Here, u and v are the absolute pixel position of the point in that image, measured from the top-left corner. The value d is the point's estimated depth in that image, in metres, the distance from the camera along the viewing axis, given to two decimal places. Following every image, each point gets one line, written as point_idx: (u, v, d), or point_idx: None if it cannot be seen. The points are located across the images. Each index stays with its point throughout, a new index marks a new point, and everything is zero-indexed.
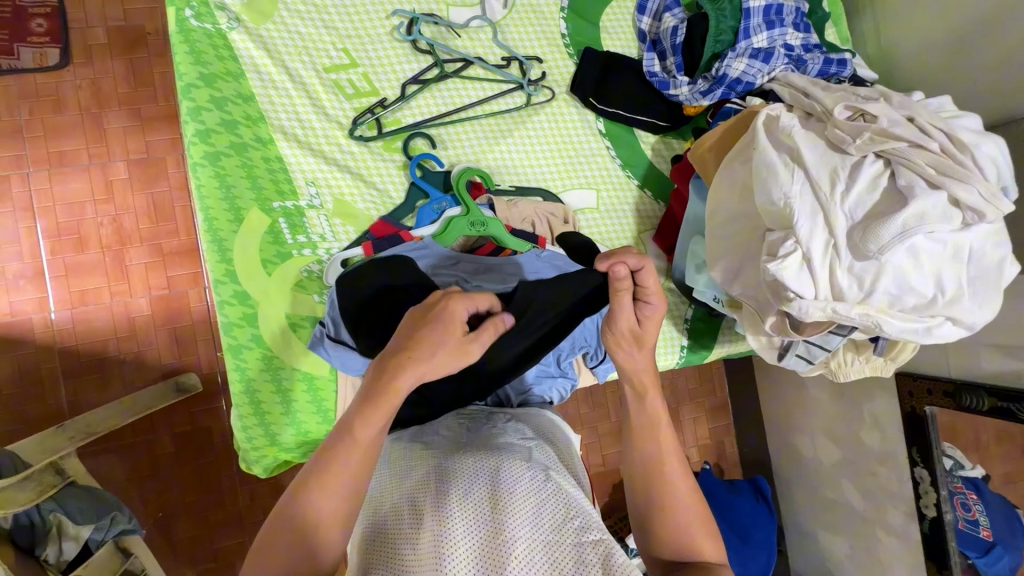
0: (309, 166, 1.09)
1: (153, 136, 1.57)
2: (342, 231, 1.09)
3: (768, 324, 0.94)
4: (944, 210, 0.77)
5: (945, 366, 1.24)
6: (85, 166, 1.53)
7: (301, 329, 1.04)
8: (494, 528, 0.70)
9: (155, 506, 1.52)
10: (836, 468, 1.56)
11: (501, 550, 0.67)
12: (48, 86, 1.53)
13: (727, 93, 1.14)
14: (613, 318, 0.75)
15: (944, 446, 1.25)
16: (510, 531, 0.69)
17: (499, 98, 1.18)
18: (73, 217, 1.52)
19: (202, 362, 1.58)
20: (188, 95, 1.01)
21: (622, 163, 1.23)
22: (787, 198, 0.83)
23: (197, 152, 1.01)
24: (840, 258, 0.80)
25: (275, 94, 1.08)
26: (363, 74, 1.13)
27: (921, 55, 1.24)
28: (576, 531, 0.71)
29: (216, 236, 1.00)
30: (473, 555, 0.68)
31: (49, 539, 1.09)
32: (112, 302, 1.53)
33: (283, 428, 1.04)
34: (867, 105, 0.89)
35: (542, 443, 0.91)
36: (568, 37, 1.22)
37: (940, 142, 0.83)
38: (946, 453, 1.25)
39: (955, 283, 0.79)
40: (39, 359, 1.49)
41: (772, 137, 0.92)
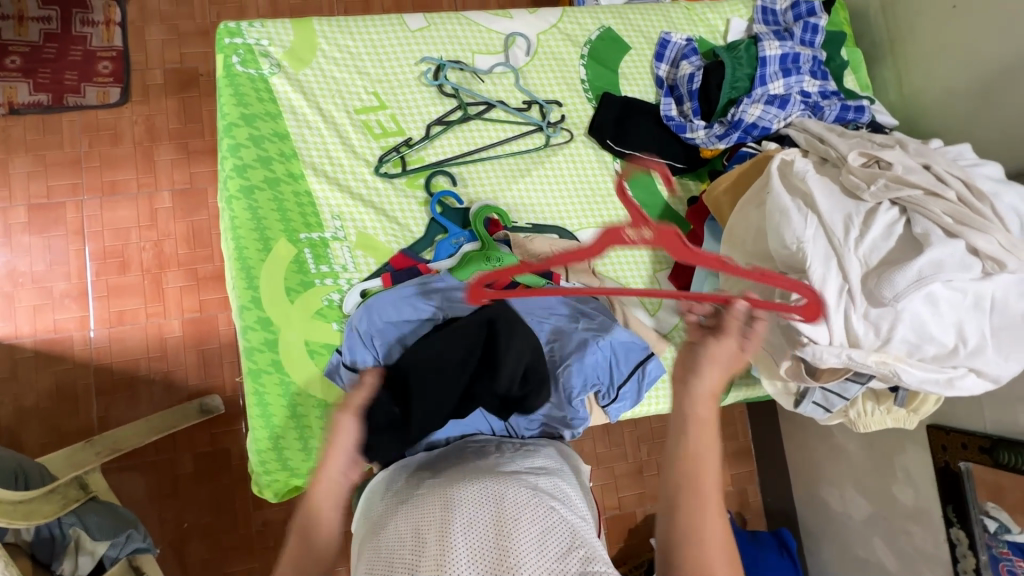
0: (335, 201, 1.14)
1: (197, 168, 1.68)
2: (363, 263, 1.13)
3: (783, 369, 0.91)
4: (962, 259, 0.76)
5: (981, 420, 1.19)
6: (134, 195, 1.64)
7: (319, 355, 1.08)
8: (496, 557, 0.70)
9: (171, 527, 1.55)
10: (867, 524, 1.48)
11: None
12: (108, 120, 1.66)
13: (744, 137, 1.16)
14: None
15: (987, 505, 1.15)
16: (513, 562, 0.70)
17: (518, 139, 1.22)
18: (119, 242, 1.62)
19: (226, 385, 1.63)
20: (230, 133, 1.09)
21: (638, 204, 1.25)
22: (800, 241, 0.83)
23: (233, 185, 1.08)
24: (855, 305, 0.79)
25: (308, 133, 1.15)
26: (391, 116, 1.19)
27: (940, 102, 1.24)
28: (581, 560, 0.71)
29: (245, 264, 1.06)
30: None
31: (66, 553, 1.10)
32: (147, 323, 1.60)
33: (297, 452, 1.06)
34: (881, 151, 0.89)
35: (549, 473, 0.90)
36: (588, 82, 1.27)
37: (957, 190, 0.82)
38: (991, 514, 1.14)
39: (978, 334, 0.77)
40: (76, 374, 1.56)
41: (787, 182, 0.92)
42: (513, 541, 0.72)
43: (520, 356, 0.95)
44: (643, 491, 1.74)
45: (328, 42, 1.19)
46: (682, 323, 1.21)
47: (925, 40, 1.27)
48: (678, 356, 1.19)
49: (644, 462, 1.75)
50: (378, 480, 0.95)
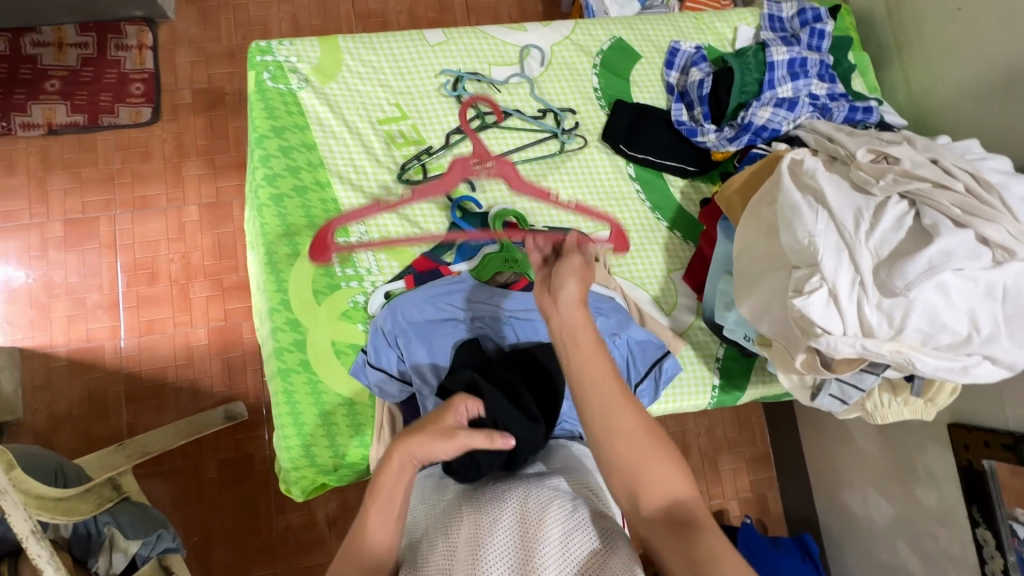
0: (359, 207, 1.19)
1: (223, 182, 1.76)
2: (387, 265, 1.17)
3: (797, 361, 0.92)
4: (972, 248, 0.78)
5: (1003, 417, 1.19)
6: (163, 210, 1.72)
7: (344, 355, 1.12)
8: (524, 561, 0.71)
9: (197, 531, 1.59)
10: (890, 528, 1.47)
11: None
12: (140, 139, 1.75)
13: (754, 140, 1.19)
14: None
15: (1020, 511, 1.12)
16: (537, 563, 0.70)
17: (534, 145, 1.27)
18: (149, 254, 1.69)
19: (250, 391, 1.68)
20: (261, 145, 1.16)
21: (652, 206, 1.28)
22: (811, 236, 0.85)
23: (264, 194, 1.14)
24: (868, 296, 0.81)
25: (334, 143, 1.21)
26: (412, 126, 1.25)
27: (947, 103, 1.27)
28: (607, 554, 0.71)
29: (275, 268, 1.12)
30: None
31: (102, 550, 1.16)
32: (174, 332, 1.67)
33: (322, 450, 1.09)
34: (890, 148, 0.92)
35: (574, 474, 0.90)
36: (600, 90, 1.32)
37: (965, 182, 0.84)
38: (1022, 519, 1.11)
39: (991, 322, 0.78)
40: (107, 382, 1.62)
41: (797, 180, 0.95)
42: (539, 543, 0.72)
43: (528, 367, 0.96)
44: None
45: (352, 58, 1.25)
46: (697, 322, 1.23)
47: (932, 42, 1.29)
48: (694, 354, 1.21)
49: None
50: None
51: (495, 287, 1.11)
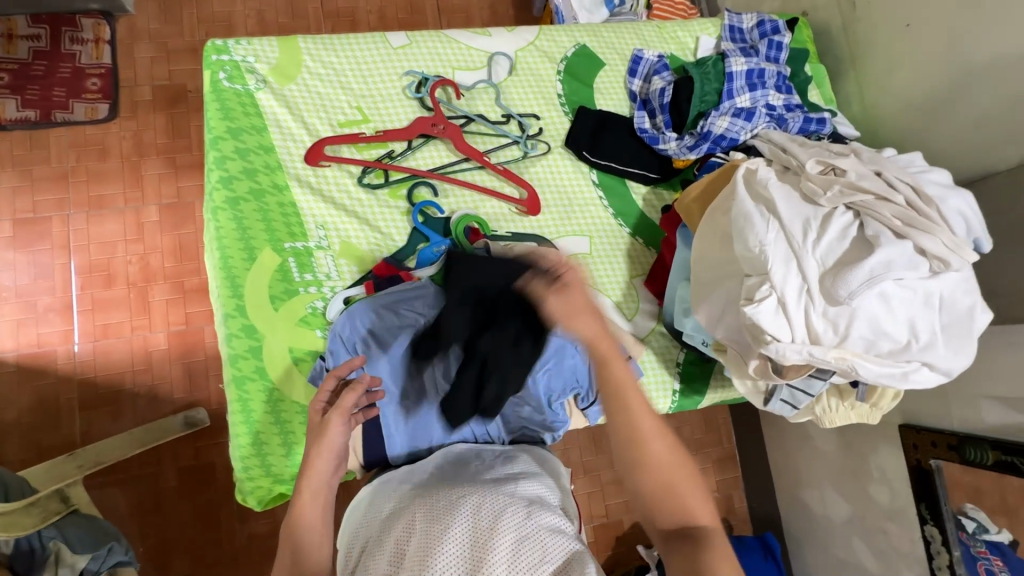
0: (319, 210, 1.17)
1: (184, 182, 1.70)
2: (347, 271, 1.15)
3: (751, 367, 0.95)
4: (910, 258, 0.81)
5: (948, 418, 1.24)
6: (121, 210, 1.66)
7: (302, 362, 1.10)
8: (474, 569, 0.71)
9: (154, 542, 1.54)
10: (846, 525, 1.52)
11: None
12: (97, 136, 1.68)
13: (713, 148, 1.21)
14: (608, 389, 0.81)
15: (968, 507, 1.17)
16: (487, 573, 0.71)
17: (498, 151, 1.27)
18: (104, 256, 1.63)
19: (211, 397, 1.63)
20: (216, 147, 1.13)
21: (615, 212, 1.29)
22: (762, 245, 0.87)
23: (219, 197, 1.11)
24: (814, 304, 0.83)
25: (293, 146, 1.19)
26: (374, 129, 1.23)
27: (896, 116, 1.31)
28: None
29: (230, 273, 1.08)
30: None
31: (46, 566, 1.10)
32: (132, 336, 1.61)
33: (280, 459, 1.07)
34: (837, 160, 0.94)
35: (530, 479, 0.91)
36: (564, 97, 1.32)
37: (906, 195, 0.87)
38: (970, 515, 1.16)
39: (928, 331, 0.81)
40: (59, 389, 1.56)
41: (751, 189, 0.97)
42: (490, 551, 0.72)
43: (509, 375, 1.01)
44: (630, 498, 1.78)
45: (312, 58, 1.23)
46: (658, 327, 1.25)
47: (882, 56, 1.34)
48: (655, 358, 1.22)
49: None
50: (363, 494, 0.95)
51: None
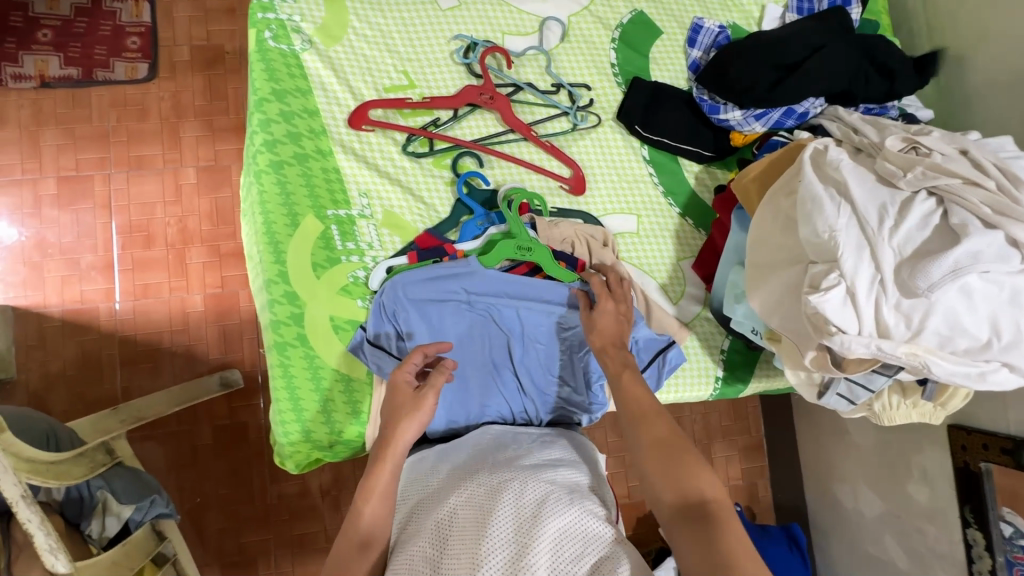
0: (362, 178, 1.15)
1: (221, 145, 1.70)
2: (389, 241, 1.14)
3: (807, 359, 0.90)
4: (1000, 250, 0.75)
5: (1004, 422, 1.17)
6: (160, 171, 1.67)
7: (343, 331, 1.10)
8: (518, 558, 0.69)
9: (190, 495, 1.59)
10: (879, 522, 1.48)
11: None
12: (136, 96, 1.68)
13: (781, 122, 1.14)
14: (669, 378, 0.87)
15: (1003, 510, 1.15)
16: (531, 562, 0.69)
17: (546, 122, 1.22)
18: (144, 216, 1.65)
19: (246, 359, 1.66)
20: (260, 108, 1.10)
21: (665, 191, 1.24)
22: (832, 231, 0.82)
23: (263, 160, 1.09)
24: (887, 295, 0.78)
25: (338, 110, 1.16)
26: (420, 94, 1.19)
27: (976, 96, 1.21)
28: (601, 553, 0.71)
29: (273, 238, 1.08)
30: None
31: (94, 514, 1.15)
32: (170, 297, 1.64)
33: (319, 426, 1.07)
34: (921, 137, 0.88)
35: (571, 466, 0.90)
36: (617, 66, 1.26)
37: (997, 180, 0.80)
38: (1004, 518, 1.15)
39: (1013, 328, 0.75)
40: (101, 344, 1.60)
41: (819, 170, 0.91)
42: (535, 540, 0.71)
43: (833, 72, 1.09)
44: None
45: (359, 19, 1.19)
46: (704, 312, 1.21)
47: (963, 32, 1.23)
48: (700, 346, 1.19)
49: None
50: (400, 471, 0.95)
51: (501, 275, 1.08)
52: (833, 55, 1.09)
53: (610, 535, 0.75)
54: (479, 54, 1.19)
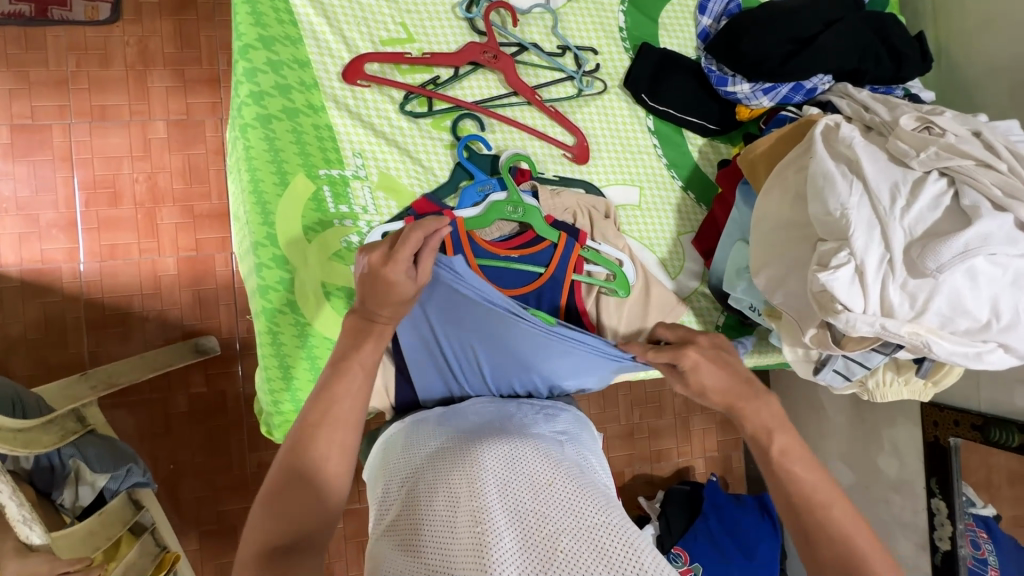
0: (357, 137, 1.09)
1: (194, 98, 1.58)
2: (384, 205, 1.09)
3: (807, 336, 0.92)
4: (1008, 233, 0.76)
5: (976, 399, 1.21)
6: (125, 123, 1.55)
7: (334, 298, 1.05)
8: (532, 517, 0.65)
9: (166, 463, 1.54)
10: (848, 492, 1.54)
11: (541, 543, 0.63)
12: (98, 40, 1.54)
13: (790, 97, 1.12)
14: (727, 373, 0.85)
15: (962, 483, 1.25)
16: (545, 528, 0.65)
17: (550, 86, 1.17)
18: (109, 171, 1.54)
19: (223, 326, 1.59)
20: (245, 55, 1.02)
21: (668, 163, 1.22)
22: (844, 208, 0.81)
23: (249, 113, 1.02)
24: (894, 275, 0.79)
25: (330, 61, 1.08)
26: (419, 50, 1.12)
27: (978, 79, 1.21)
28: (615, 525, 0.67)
29: (260, 198, 1.01)
30: (516, 542, 0.63)
31: (66, 483, 1.11)
32: (140, 259, 1.54)
33: (309, 395, 1.04)
34: (934, 117, 0.88)
35: (575, 443, 0.86)
36: (625, 31, 1.21)
37: (1008, 163, 0.81)
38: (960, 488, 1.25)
39: (1012, 310, 0.77)
40: (65, 307, 1.51)
41: (831, 146, 0.90)
42: (550, 503, 0.67)
43: (845, 45, 1.07)
44: (633, 452, 1.82)
45: None
46: (701, 288, 1.21)
47: (968, 14, 1.22)
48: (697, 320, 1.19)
49: (636, 425, 1.83)
50: (395, 435, 0.90)
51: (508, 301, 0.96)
52: (845, 29, 1.07)
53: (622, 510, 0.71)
54: (482, 8, 1.12)
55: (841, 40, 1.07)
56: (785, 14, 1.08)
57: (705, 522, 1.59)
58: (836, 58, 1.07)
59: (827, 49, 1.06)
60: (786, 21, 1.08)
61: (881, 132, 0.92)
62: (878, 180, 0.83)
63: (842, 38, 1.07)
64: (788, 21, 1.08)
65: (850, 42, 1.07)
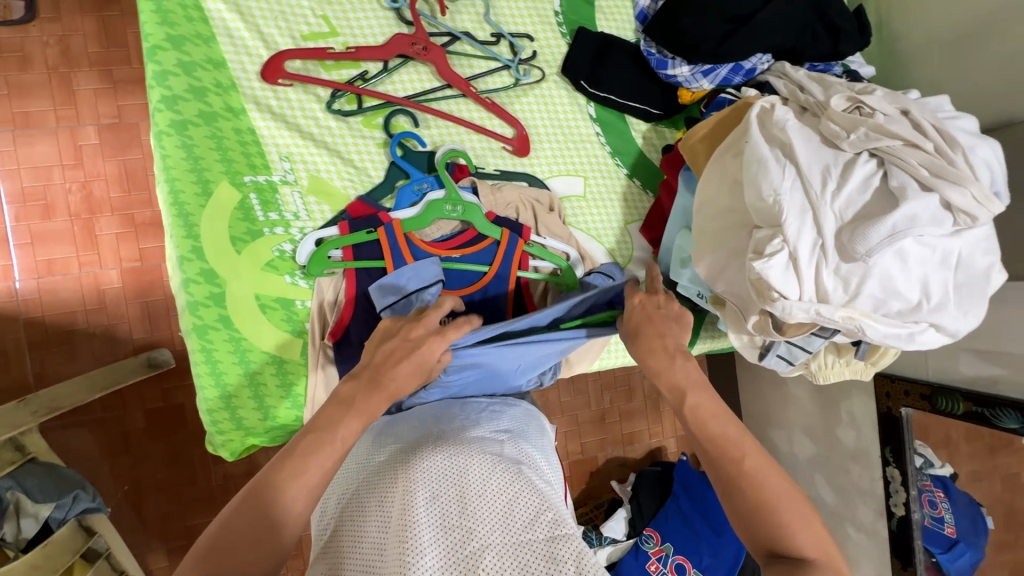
0: (283, 139, 1.03)
1: (125, 100, 1.49)
2: (317, 210, 1.04)
3: (750, 323, 0.91)
4: (934, 214, 0.75)
5: (924, 368, 1.23)
6: (52, 130, 1.45)
7: (270, 310, 1.01)
8: (460, 533, 0.64)
9: (124, 483, 1.49)
10: (811, 464, 1.57)
11: (469, 560, 0.62)
12: (13, 41, 1.43)
13: (729, 79, 1.10)
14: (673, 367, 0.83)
15: (916, 444, 1.26)
16: (474, 544, 0.63)
17: (486, 77, 1.13)
18: (39, 182, 1.45)
19: (175, 338, 1.53)
20: (154, 58, 0.95)
21: (612, 151, 1.19)
22: (777, 194, 0.80)
23: (163, 120, 0.95)
24: (827, 260, 0.78)
25: (248, 60, 1.02)
26: (344, 44, 1.06)
27: (919, 50, 1.20)
28: (547, 531, 0.65)
29: (182, 210, 0.96)
30: (441, 562, 0.62)
31: (7, 516, 1.05)
32: (80, 273, 1.47)
33: (252, 412, 1.00)
34: (864, 97, 0.87)
35: (519, 440, 0.84)
36: (561, 15, 1.18)
37: (934, 142, 0.80)
38: (917, 451, 1.26)
39: (941, 289, 0.78)
40: (3, 328, 1.43)
41: (766, 130, 0.89)
42: (480, 518, 0.65)
43: (783, 22, 1.04)
44: (605, 436, 1.83)
45: None
46: None
47: None
48: None
49: (607, 409, 1.84)
50: None
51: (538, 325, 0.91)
52: (785, 6, 1.04)
53: (558, 511, 0.69)
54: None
55: (779, 16, 1.04)
56: None
57: (676, 502, 1.60)
58: (774, 35, 1.05)
59: (766, 27, 1.04)
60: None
61: (813, 114, 0.91)
62: (811, 163, 0.81)
63: (781, 15, 1.04)
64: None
65: (787, 19, 1.05)
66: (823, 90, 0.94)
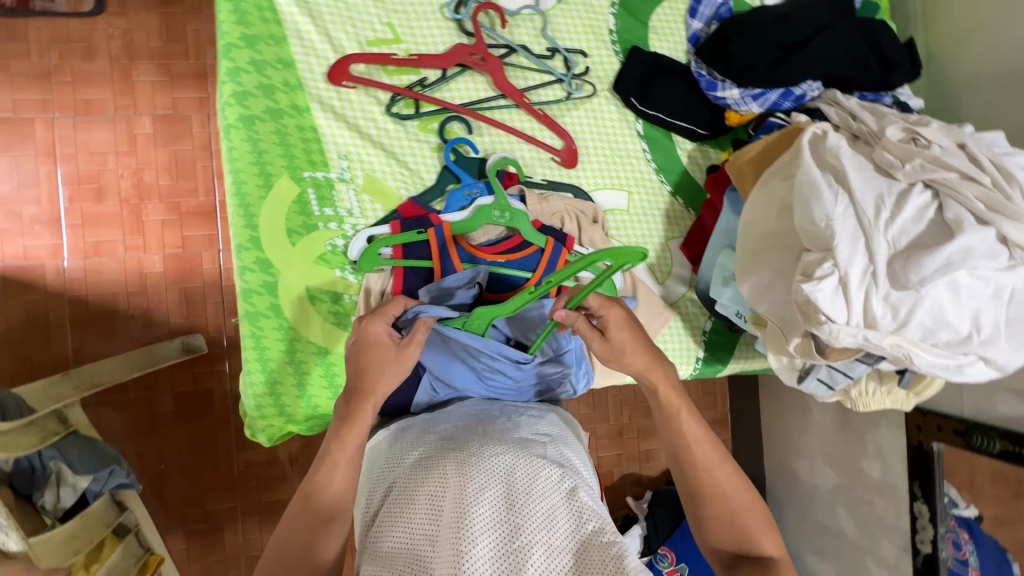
0: (342, 138, 1.07)
1: (181, 93, 1.56)
2: (370, 208, 1.07)
3: (791, 345, 0.92)
4: (991, 247, 0.76)
5: (959, 404, 1.22)
6: (110, 118, 1.52)
7: (319, 302, 1.04)
8: (509, 533, 0.66)
9: (151, 462, 1.53)
10: (832, 494, 1.55)
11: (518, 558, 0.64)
12: (81, 32, 1.50)
13: (779, 103, 1.12)
14: None
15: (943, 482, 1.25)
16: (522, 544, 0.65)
17: (539, 89, 1.16)
18: (94, 167, 1.51)
19: (210, 324, 1.57)
20: (228, 55, 1.00)
21: (657, 167, 1.21)
22: (829, 219, 0.81)
23: (232, 114, 1.00)
24: (877, 287, 0.78)
25: (315, 61, 1.06)
26: (406, 51, 1.10)
27: (969, 84, 1.20)
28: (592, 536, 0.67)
29: (244, 200, 1.00)
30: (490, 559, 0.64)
31: (48, 485, 1.09)
32: (125, 256, 1.52)
33: (292, 399, 1.03)
34: (920, 128, 0.88)
35: (560, 443, 0.85)
36: (616, 33, 1.20)
37: (992, 176, 0.81)
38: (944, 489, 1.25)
39: (992, 323, 0.78)
40: (48, 304, 1.48)
41: (819, 155, 0.90)
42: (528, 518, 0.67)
43: (837, 51, 1.06)
44: (622, 452, 1.83)
45: None
46: (689, 293, 1.21)
47: (960, 18, 1.22)
48: (682, 324, 1.19)
49: (626, 425, 1.83)
50: (381, 439, 0.89)
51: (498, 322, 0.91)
52: (839, 35, 1.06)
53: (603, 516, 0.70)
54: (471, 10, 1.11)
55: (833, 45, 1.06)
56: (778, 19, 1.08)
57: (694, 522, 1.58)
58: (828, 63, 1.06)
59: (819, 54, 1.05)
60: (778, 27, 1.07)
61: (866, 142, 0.93)
62: (863, 191, 0.82)
63: (835, 43, 1.05)
64: (779, 26, 1.07)
65: (841, 48, 1.06)
66: (876, 119, 0.95)
